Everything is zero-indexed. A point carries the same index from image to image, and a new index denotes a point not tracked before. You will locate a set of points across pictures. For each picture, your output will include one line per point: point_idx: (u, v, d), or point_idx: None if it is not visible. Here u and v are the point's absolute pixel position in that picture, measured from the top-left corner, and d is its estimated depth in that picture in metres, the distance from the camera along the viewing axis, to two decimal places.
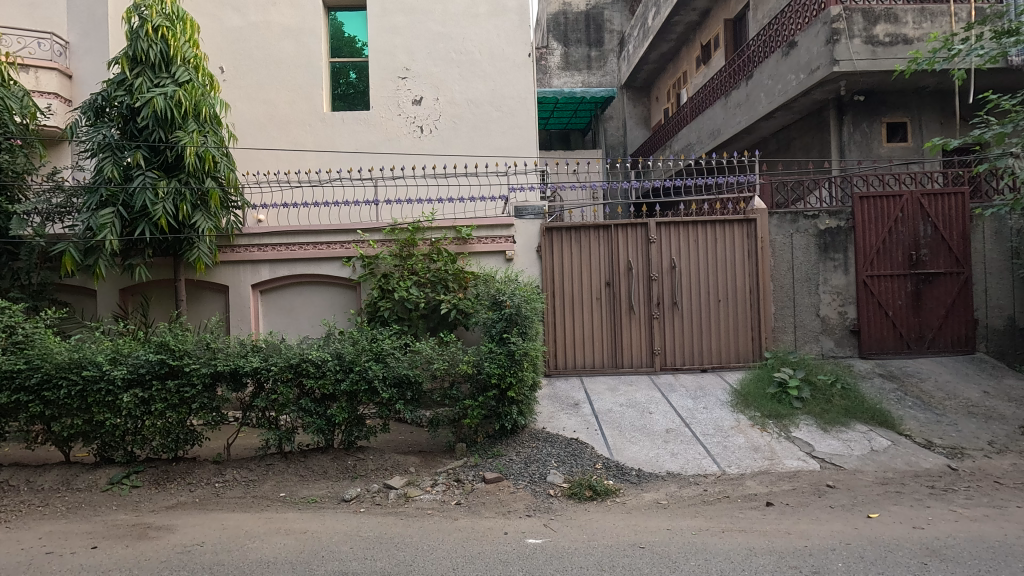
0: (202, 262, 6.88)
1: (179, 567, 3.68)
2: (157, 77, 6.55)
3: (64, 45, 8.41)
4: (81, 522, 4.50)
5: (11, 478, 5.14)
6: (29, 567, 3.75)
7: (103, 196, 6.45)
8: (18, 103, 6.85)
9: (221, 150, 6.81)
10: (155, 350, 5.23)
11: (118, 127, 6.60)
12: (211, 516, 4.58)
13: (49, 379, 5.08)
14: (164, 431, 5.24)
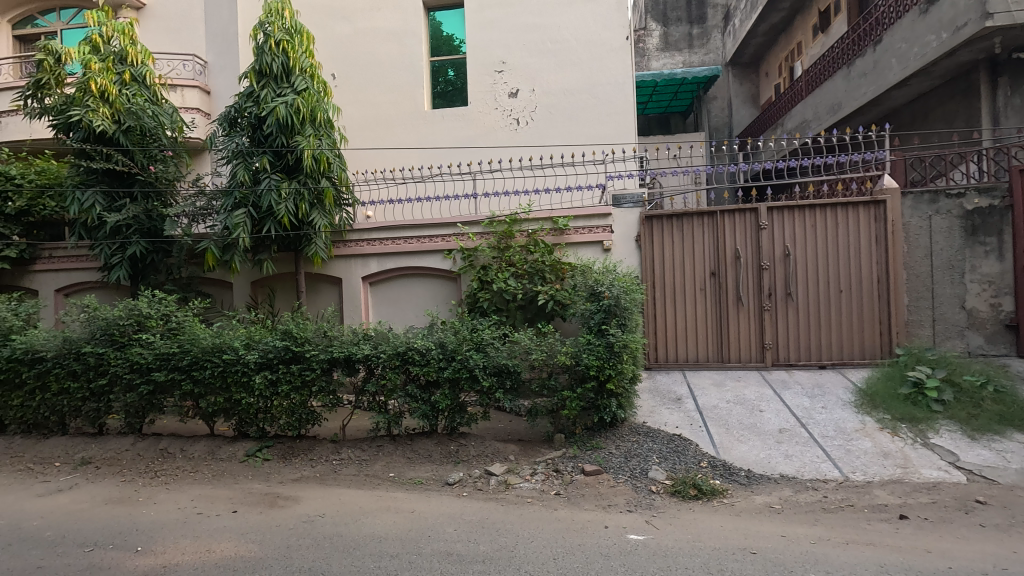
0: (319, 256, 7.45)
1: (305, 535, 4.03)
2: (279, 87, 7.17)
3: (203, 64, 9.45)
4: (224, 488, 5.08)
5: (169, 446, 5.92)
6: (185, 525, 4.30)
7: (237, 198, 7.17)
8: (170, 118, 7.86)
9: (335, 152, 7.32)
10: (282, 337, 5.76)
11: (247, 135, 7.28)
12: (331, 490, 4.98)
13: (197, 361, 5.78)
14: (290, 410, 5.77)
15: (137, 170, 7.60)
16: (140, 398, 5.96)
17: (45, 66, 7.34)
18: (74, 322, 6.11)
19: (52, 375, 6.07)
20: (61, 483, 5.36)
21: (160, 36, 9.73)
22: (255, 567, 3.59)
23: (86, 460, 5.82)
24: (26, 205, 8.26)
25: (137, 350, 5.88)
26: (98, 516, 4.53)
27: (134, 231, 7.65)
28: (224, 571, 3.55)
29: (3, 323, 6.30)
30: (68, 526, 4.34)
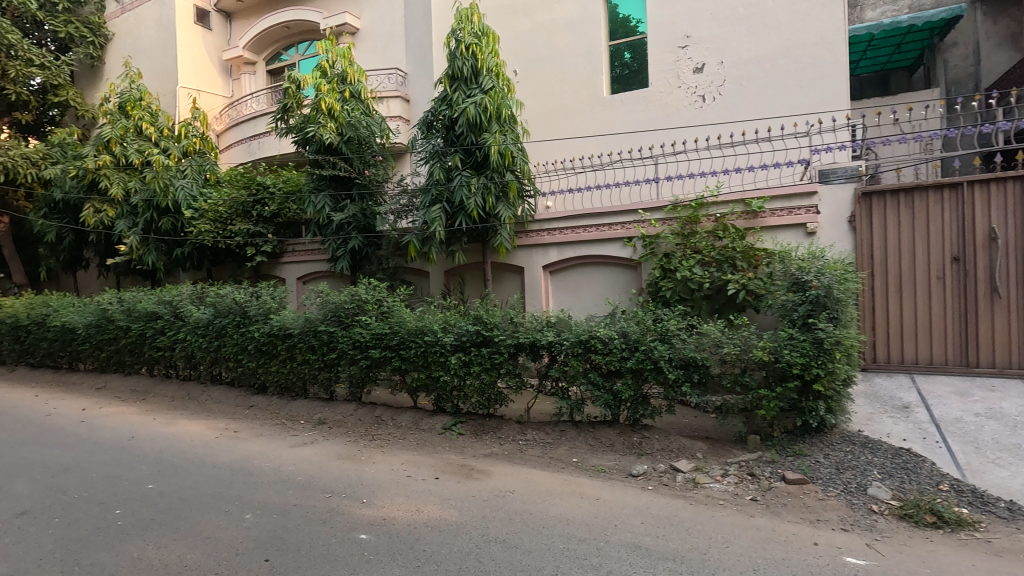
0: (504, 247, 7.91)
1: (498, 508, 4.32)
2: (469, 89, 7.67)
3: (403, 75, 10.55)
4: (427, 456, 5.69)
5: (383, 415, 6.81)
6: (398, 484, 4.91)
7: (433, 195, 7.85)
8: (379, 127, 9.01)
9: (518, 146, 7.64)
10: (473, 322, 6.23)
11: (442, 136, 7.94)
12: (519, 468, 5.26)
13: (404, 341, 6.52)
14: (481, 390, 6.19)
15: (356, 174, 8.80)
16: (360, 371, 6.92)
17: (289, 92, 8.85)
18: (312, 305, 7.33)
19: (297, 348, 7.37)
20: (305, 437, 6.50)
21: (369, 55, 11.11)
22: (457, 531, 3.95)
23: (322, 420, 6.97)
24: (276, 209, 10.01)
25: (358, 330, 6.84)
26: (333, 468, 5.40)
27: (353, 227, 8.89)
28: (432, 531, 3.96)
29: (264, 304, 7.81)
30: (313, 474, 5.26)
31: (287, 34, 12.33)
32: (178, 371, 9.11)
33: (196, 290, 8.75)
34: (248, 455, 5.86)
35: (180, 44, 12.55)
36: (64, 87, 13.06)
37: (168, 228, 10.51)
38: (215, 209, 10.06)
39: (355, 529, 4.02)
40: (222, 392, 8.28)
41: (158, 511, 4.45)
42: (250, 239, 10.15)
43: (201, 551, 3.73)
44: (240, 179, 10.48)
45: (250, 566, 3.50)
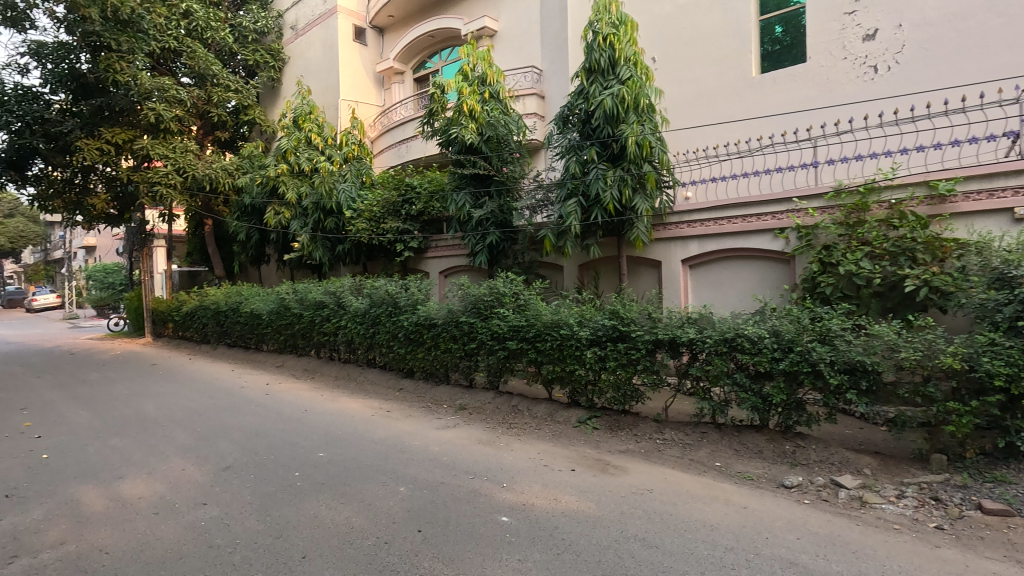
0: (641, 240, 7.69)
1: (636, 506, 4.24)
2: (606, 81, 7.56)
3: (539, 72, 10.74)
4: (562, 447, 5.76)
5: (519, 405, 7.04)
6: (536, 473, 5.04)
7: (569, 189, 7.87)
8: (516, 125, 9.28)
9: (657, 135, 7.41)
10: (609, 317, 6.15)
11: (578, 130, 7.94)
12: (657, 468, 5.12)
13: (540, 334, 6.65)
14: (616, 385, 6.11)
15: (494, 172, 9.14)
16: (498, 361, 7.19)
17: (434, 98, 9.43)
18: (455, 298, 7.79)
19: (442, 337, 7.87)
20: (448, 421, 6.93)
21: (506, 55, 11.45)
22: (595, 524, 3.95)
23: (463, 406, 7.38)
24: (423, 208, 10.86)
25: (496, 321, 7.11)
26: (475, 452, 5.69)
27: (492, 223, 9.23)
28: (570, 521, 4.00)
29: (413, 296, 8.46)
30: (457, 456, 5.60)
31: (431, 42, 13.16)
32: (340, 354, 10.21)
33: (355, 283, 9.73)
34: (399, 433, 6.40)
35: (341, 61, 13.99)
36: (252, 107, 15.24)
37: (332, 227, 11.79)
38: (371, 209, 11.13)
39: (497, 512, 4.20)
40: (376, 375, 9.14)
41: (328, 476, 5.04)
42: (399, 236, 11.03)
43: (364, 515, 4.15)
44: (391, 180, 11.43)
45: (405, 535, 3.82)
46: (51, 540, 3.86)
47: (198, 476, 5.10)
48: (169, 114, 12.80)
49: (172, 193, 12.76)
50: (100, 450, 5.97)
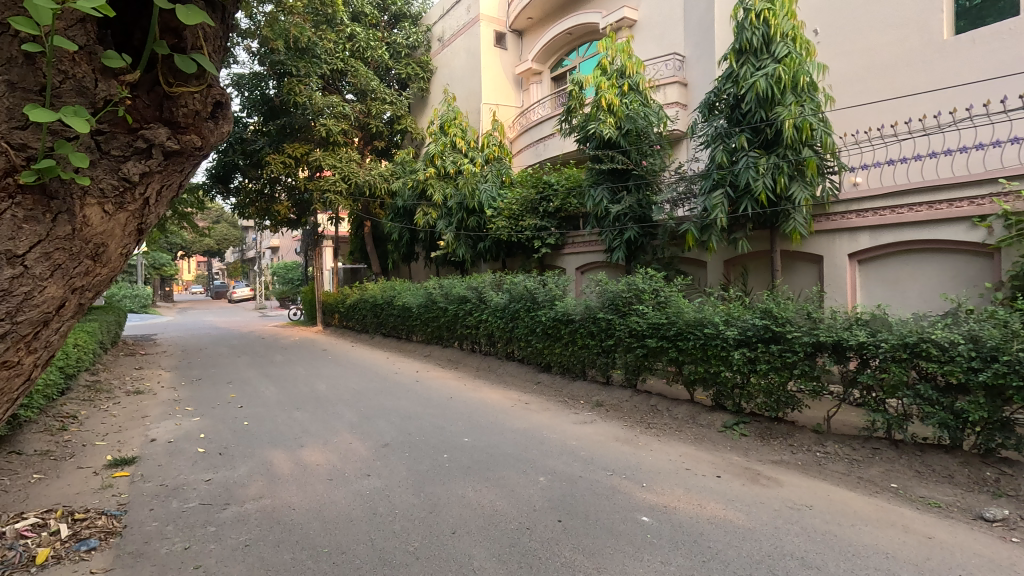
0: (798, 233, 7.02)
1: (793, 522, 3.90)
2: (759, 61, 7.02)
3: (682, 59, 10.30)
4: (706, 452, 5.49)
5: (659, 405, 6.83)
6: (678, 476, 4.86)
7: (715, 179, 7.44)
8: (657, 116, 9.01)
9: (819, 116, 6.74)
10: (761, 316, 5.72)
11: (725, 116, 7.47)
12: (817, 483, 4.65)
13: (682, 333, 6.38)
14: (769, 391, 5.65)
15: (633, 166, 8.95)
16: (636, 359, 7.04)
17: (572, 94, 9.47)
18: (593, 294, 7.78)
19: (579, 333, 7.91)
20: (585, 416, 6.95)
21: (646, 45, 11.13)
22: (745, 535, 3.72)
23: (600, 403, 7.35)
24: (560, 204, 10.99)
25: (635, 318, 6.97)
26: (613, 449, 5.65)
27: (630, 218, 9.02)
28: (717, 528, 3.81)
29: (550, 292, 8.61)
30: (594, 451, 5.60)
31: (569, 40, 13.24)
32: (481, 347, 10.73)
33: (495, 279, 10.14)
34: (538, 425, 6.57)
35: (483, 67, 14.67)
36: (404, 117, 16.60)
37: (474, 226, 12.40)
38: (510, 208, 11.54)
39: (638, 511, 4.13)
40: (515, 368, 9.46)
41: (472, 460, 5.35)
42: (537, 233, 11.29)
43: (507, 500, 4.35)
44: (529, 179, 11.73)
45: (546, 523, 3.93)
46: (253, 494, 4.59)
47: (363, 450, 5.72)
48: (337, 128, 14.42)
49: (339, 198, 14.37)
50: (286, 421, 6.94)
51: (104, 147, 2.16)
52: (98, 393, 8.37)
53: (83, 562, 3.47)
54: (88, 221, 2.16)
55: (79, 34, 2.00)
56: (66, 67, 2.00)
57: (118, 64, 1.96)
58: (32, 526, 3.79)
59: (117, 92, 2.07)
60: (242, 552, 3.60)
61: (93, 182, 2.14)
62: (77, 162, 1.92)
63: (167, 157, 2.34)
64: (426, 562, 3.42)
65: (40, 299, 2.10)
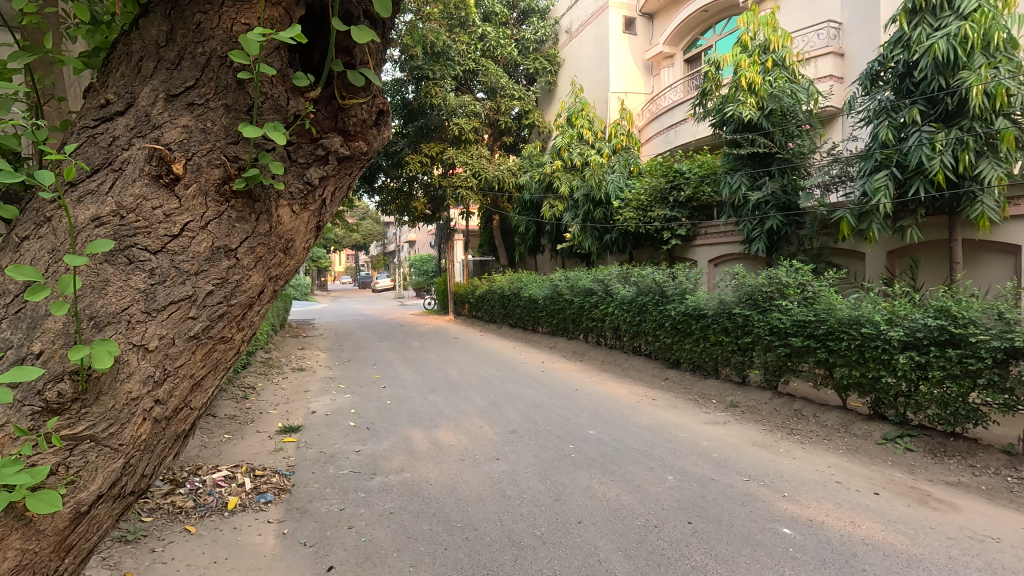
0: (987, 219, 5.97)
1: (973, 554, 3.38)
2: (938, 20, 6.10)
3: (838, 26, 9.21)
4: (861, 466, 4.92)
5: (803, 410, 6.25)
6: (826, 488, 4.43)
7: (878, 160, 6.60)
8: (807, 93, 8.22)
9: (1018, 79, 5.67)
10: (935, 316, 4.98)
11: (892, 88, 6.58)
12: (1007, 512, 3.96)
13: (833, 332, 5.75)
14: (943, 402, 4.90)
15: (777, 149, 8.23)
16: (777, 358, 6.50)
17: (708, 76, 8.95)
18: (727, 288, 7.32)
19: (712, 328, 7.49)
20: (718, 416, 6.58)
21: (794, 15, 10.14)
22: (909, 562, 3.29)
23: (734, 403, 6.91)
24: (692, 193, 10.46)
25: (777, 314, 6.44)
26: (750, 454, 5.28)
27: (772, 206, 8.29)
28: (874, 550, 3.42)
29: (681, 285, 8.23)
30: (728, 454, 5.29)
31: (704, 18, 12.50)
32: (605, 340, 10.61)
33: (622, 271, 9.93)
34: (666, 423, 6.35)
35: (612, 55, 14.39)
36: (531, 112, 16.90)
37: (601, 218, 12.26)
38: (638, 198, 11.24)
39: (778, 521, 3.84)
40: (642, 362, 9.21)
41: (598, 453, 5.34)
42: (666, 224, 10.85)
43: (632, 496, 4.29)
44: (659, 167, 11.31)
45: (676, 523, 3.82)
46: (395, 466, 5.03)
47: (492, 435, 5.97)
48: (468, 126, 15.10)
49: (470, 194, 15.08)
50: (422, 402, 7.48)
51: (294, 155, 1.75)
52: (271, 369, 9.70)
53: (262, 512, 4.06)
54: (284, 221, 1.74)
55: (276, 53, 1.69)
56: (266, 89, 1.66)
57: (306, 83, 1.68)
58: (224, 477, 4.53)
59: (305, 109, 1.70)
60: (387, 518, 3.97)
61: (286, 185, 1.73)
62: (275, 171, 1.60)
63: (345, 164, 1.89)
64: (552, 547, 3.50)
65: (250, 287, 1.68)
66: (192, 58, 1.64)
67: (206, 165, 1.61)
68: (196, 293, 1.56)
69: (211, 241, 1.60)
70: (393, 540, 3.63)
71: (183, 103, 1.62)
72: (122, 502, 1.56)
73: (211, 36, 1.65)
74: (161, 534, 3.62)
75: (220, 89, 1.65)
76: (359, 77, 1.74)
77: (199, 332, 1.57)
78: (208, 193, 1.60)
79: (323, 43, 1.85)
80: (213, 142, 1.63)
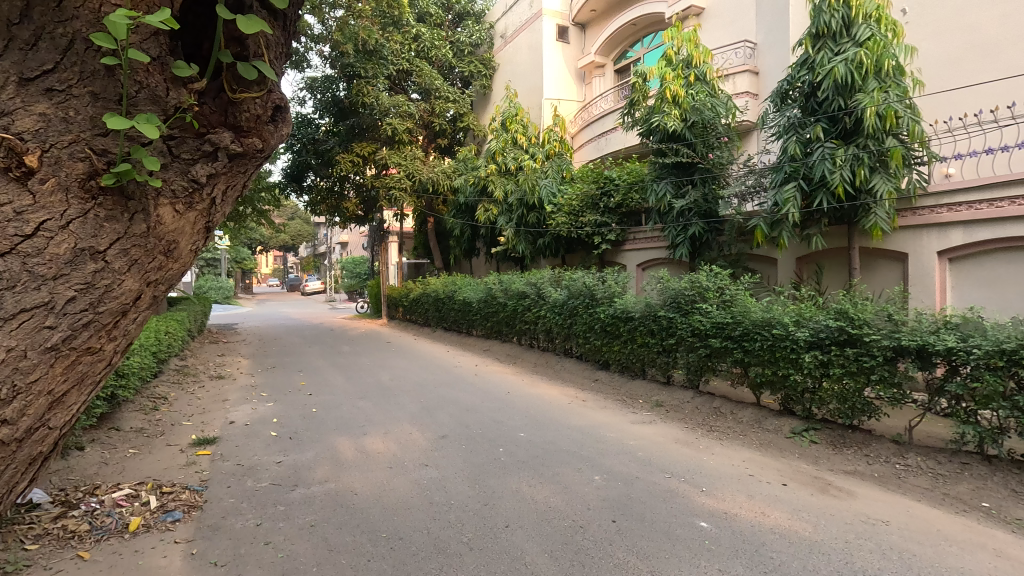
0: (880, 229, 6.54)
1: (866, 537, 3.66)
2: (837, 45, 6.64)
3: (753, 46, 9.84)
4: (772, 459, 5.23)
5: (722, 407, 6.59)
6: (740, 481, 4.68)
7: (787, 172, 7.07)
8: (725, 107, 8.71)
9: (905, 103, 6.29)
10: (835, 317, 5.39)
11: (799, 106, 7.07)
12: (896, 497, 4.33)
13: (748, 333, 6.11)
14: (842, 397, 5.30)
15: (698, 159, 8.67)
16: (698, 359, 6.80)
17: (635, 87, 9.24)
18: (653, 291, 7.59)
19: (639, 330, 7.75)
20: (644, 416, 6.81)
21: (715, 33, 10.73)
22: (812, 547, 3.53)
23: (659, 403, 7.17)
24: (621, 199, 10.79)
25: (698, 317, 6.75)
26: (672, 451, 5.50)
27: (695, 213, 8.73)
28: (782, 538, 3.65)
29: (609, 289, 8.47)
30: (653, 452, 5.48)
31: (633, 31, 12.97)
32: (538, 343, 10.73)
33: (554, 275, 10.11)
34: (595, 423, 6.50)
35: (545, 62, 14.64)
36: (466, 115, 16.84)
37: (534, 222, 12.42)
38: (570, 203, 11.47)
39: (696, 515, 4.01)
40: (573, 364, 9.39)
41: (528, 455, 5.38)
42: (597, 229, 11.14)
43: (561, 497, 4.35)
44: (591, 174, 11.63)
45: (600, 522, 3.89)
46: (319, 477, 4.83)
47: (422, 440, 5.88)
48: (402, 126, 14.86)
49: (404, 195, 14.81)
50: (351, 409, 7.26)
51: (176, 149, 2.06)
52: (186, 377, 9.08)
53: (169, 531, 3.78)
54: (162, 219, 2.05)
55: (152, 41, 1.97)
56: (143, 78, 1.93)
57: (186, 74, 1.95)
58: (126, 496, 4.18)
59: (183, 101, 2.00)
60: (308, 531, 3.80)
61: (166, 183, 2.04)
62: (150, 166, 1.88)
63: (236, 159, 2.22)
64: (479, 553, 3.48)
65: (120, 292, 2.00)
66: (51, 39, 1.89)
67: (67, 157, 1.88)
68: (52, 301, 1.87)
69: (74, 243, 1.89)
70: (314, 554, 3.48)
71: (41, 88, 1.88)
72: (18, 460, 2.03)
73: (75, 16, 1.89)
74: (48, 563, 3.28)
75: (85, 74, 1.92)
76: (249, 71, 1.90)
77: (56, 340, 1.89)
78: (69, 189, 1.88)
79: (209, 34, 2.16)
80: (76, 132, 1.90)
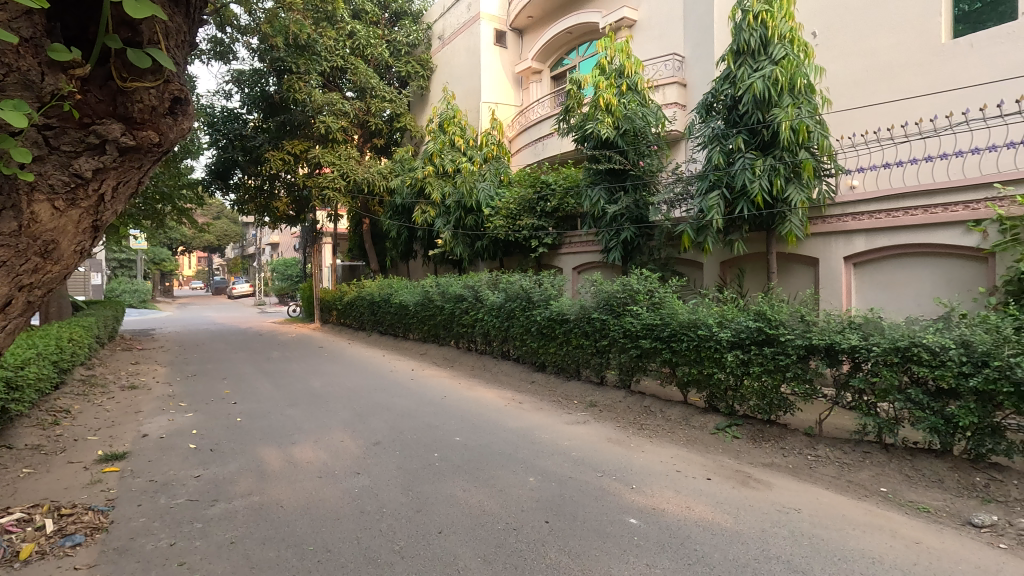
0: (794, 235, 7.01)
1: (780, 525, 3.89)
2: (756, 62, 7.06)
3: (681, 59, 10.30)
4: (698, 454, 5.46)
5: (652, 406, 6.82)
6: (667, 478, 4.85)
7: (712, 180, 7.43)
8: (655, 116, 9.05)
9: (815, 119, 6.77)
10: (754, 318, 5.71)
11: (722, 118, 7.48)
12: (807, 486, 4.64)
13: (675, 334, 6.35)
14: (761, 393, 5.63)
15: (630, 166, 8.95)
16: (630, 359, 7.01)
17: (570, 94, 9.44)
18: (588, 294, 7.76)
19: (574, 332, 7.88)
20: (579, 416, 6.93)
21: (646, 45, 11.13)
22: (732, 538, 3.71)
23: (593, 403, 7.33)
24: (557, 204, 10.95)
25: (629, 319, 6.95)
26: (604, 450, 5.63)
27: (626, 219, 9.02)
28: (705, 531, 3.81)
29: (546, 292, 8.58)
30: (586, 452, 5.59)
31: (569, 39, 13.24)
32: (476, 346, 10.71)
33: (491, 278, 10.13)
34: (531, 425, 6.55)
35: (483, 65, 14.67)
36: (404, 115, 16.57)
37: (472, 224, 12.40)
38: (508, 206, 11.54)
39: (627, 512, 4.12)
40: (510, 366, 9.44)
41: (463, 460, 5.34)
42: (534, 232, 11.26)
43: (495, 500, 4.34)
44: (528, 178, 11.75)
45: (533, 524, 3.91)
46: (241, 490, 4.58)
47: (354, 448, 5.71)
48: (336, 125, 14.44)
49: (338, 195, 14.38)
50: (279, 417, 6.95)
51: (56, 140, 2.31)
52: (92, 388, 8.36)
53: (67, 558, 3.46)
54: (36, 217, 2.31)
55: (28, 27, 2.20)
56: (17, 64, 2.15)
57: (64, 57, 2.10)
58: (17, 521, 3.79)
59: (59, 90, 2.20)
60: (227, 548, 3.59)
61: (42, 177, 2.30)
62: (16, 156, 2.01)
63: (128, 149, 2.49)
64: (411, 561, 3.41)
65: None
66: None
67: None
68: None
69: None
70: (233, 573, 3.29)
71: None
72: None
73: None
74: None
75: None
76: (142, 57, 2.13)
77: None
78: None
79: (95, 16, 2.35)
80: None
